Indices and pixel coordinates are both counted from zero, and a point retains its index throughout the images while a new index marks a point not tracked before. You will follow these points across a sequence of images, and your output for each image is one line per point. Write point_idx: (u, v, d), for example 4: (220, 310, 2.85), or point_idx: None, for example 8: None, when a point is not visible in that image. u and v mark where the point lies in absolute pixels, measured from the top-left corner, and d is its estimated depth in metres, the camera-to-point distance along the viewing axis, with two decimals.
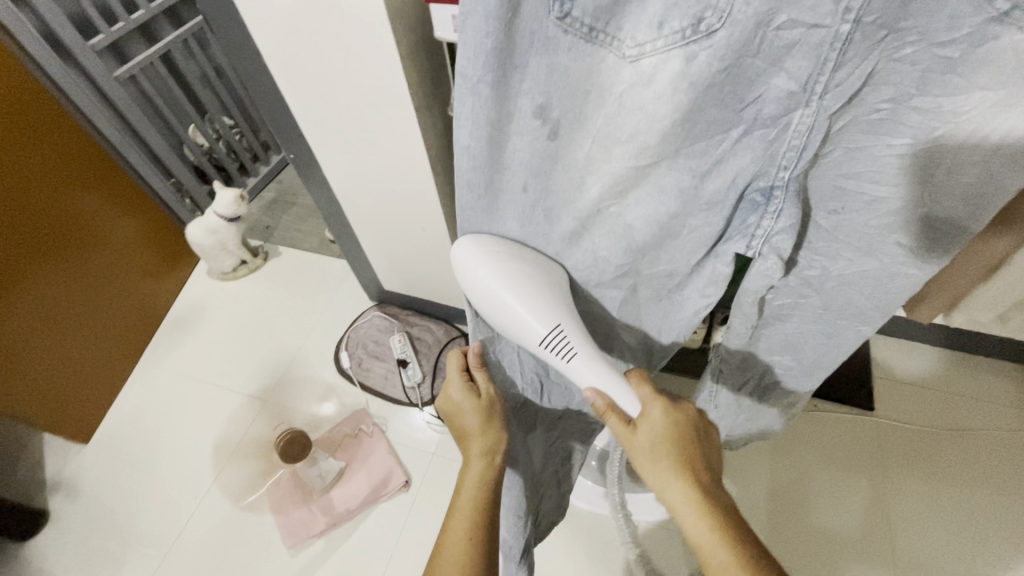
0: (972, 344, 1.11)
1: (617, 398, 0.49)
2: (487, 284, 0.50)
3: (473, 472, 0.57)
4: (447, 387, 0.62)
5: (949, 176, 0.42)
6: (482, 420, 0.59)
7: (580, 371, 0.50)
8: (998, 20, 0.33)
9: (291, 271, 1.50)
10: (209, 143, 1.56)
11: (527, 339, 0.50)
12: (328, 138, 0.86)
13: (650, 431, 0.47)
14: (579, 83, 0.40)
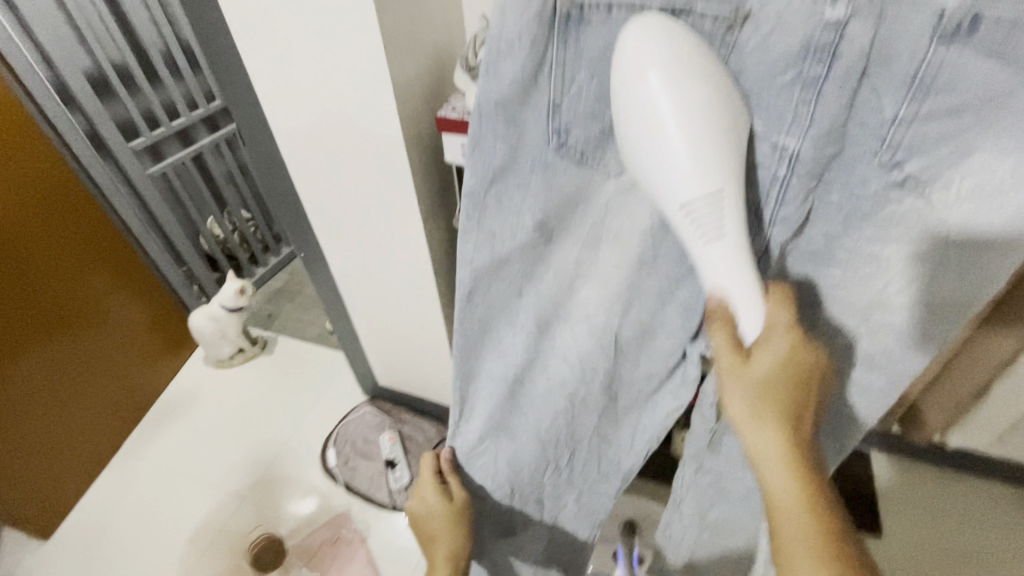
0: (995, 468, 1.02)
1: (743, 315, 0.38)
2: (652, 112, 0.33)
3: (440, 569, 0.63)
4: (420, 486, 0.65)
5: (882, 318, 0.43)
6: (451, 526, 0.64)
7: (709, 274, 0.37)
8: (898, 185, 0.35)
9: (287, 361, 1.51)
10: (224, 234, 1.65)
11: (667, 195, 0.35)
12: (335, 239, 0.92)
13: (769, 362, 0.38)
14: (565, 194, 0.42)
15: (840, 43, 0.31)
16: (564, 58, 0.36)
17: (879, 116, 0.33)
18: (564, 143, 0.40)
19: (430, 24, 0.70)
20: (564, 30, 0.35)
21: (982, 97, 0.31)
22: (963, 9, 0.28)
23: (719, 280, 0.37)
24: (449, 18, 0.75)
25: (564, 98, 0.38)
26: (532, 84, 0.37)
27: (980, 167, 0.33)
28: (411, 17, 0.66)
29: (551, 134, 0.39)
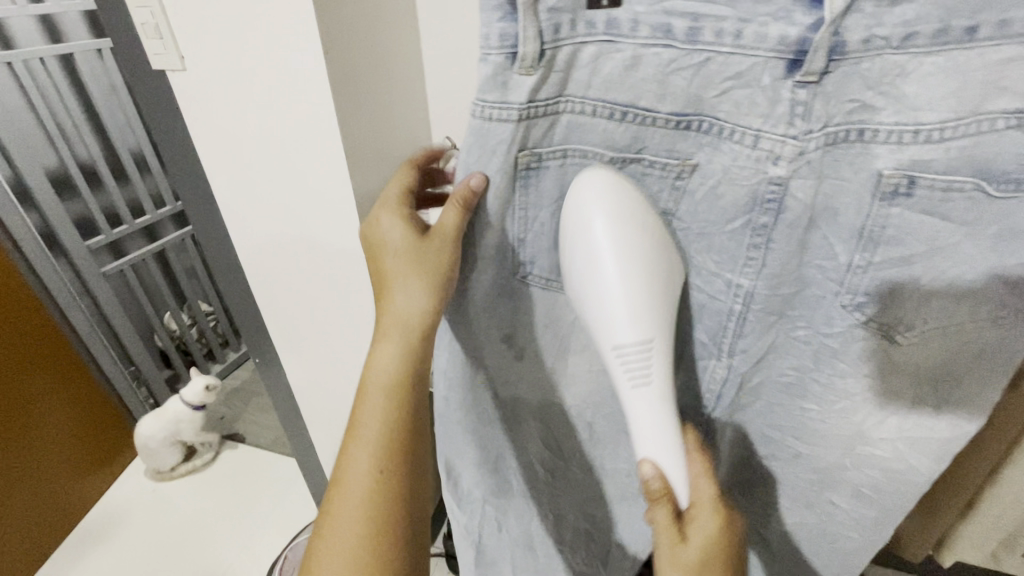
0: None
1: (672, 470, 0.36)
2: (593, 233, 0.34)
3: (388, 342, 0.43)
4: (378, 213, 0.46)
5: (867, 445, 0.41)
6: (403, 282, 0.42)
7: (638, 416, 0.36)
8: (861, 323, 0.35)
9: (236, 470, 1.38)
10: (179, 329, 1.57)
11: (604, 333, 0.35)
12: (292, 345, 0.87)
13: (700, 539, 0.36)
14: (537, 320, 0.43)
15: (783, 202, 0.32)
16: (523, 201, 0.37)
17: (835, 262, 0.34)
18: (529, 274, 0.41)
19: (399, 145, 0.71)
20: (525, 178, 0.36)
21: (924, 246, 0.32)
22: (898, 172, 0.30)
23: (651, 426, 0.36)
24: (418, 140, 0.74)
25: (527, 235, 0.39)
26: (497, 225, 0.38)
27: (936, 311, 0.34)
28: (374, 140, 0.66)
29: (515, 268, 0.41)
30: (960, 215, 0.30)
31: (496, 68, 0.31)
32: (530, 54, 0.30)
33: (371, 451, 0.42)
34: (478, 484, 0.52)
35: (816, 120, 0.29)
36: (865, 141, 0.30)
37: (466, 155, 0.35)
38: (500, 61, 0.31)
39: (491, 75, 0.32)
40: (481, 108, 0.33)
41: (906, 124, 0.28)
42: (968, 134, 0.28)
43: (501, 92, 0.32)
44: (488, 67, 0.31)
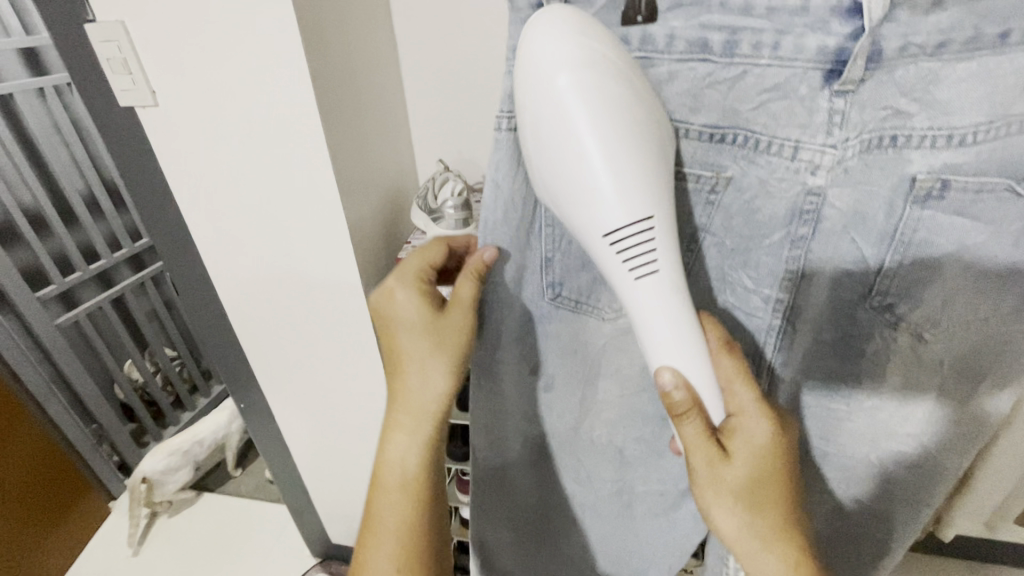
0: (984, 552, 1.01)
1: (698, 384, 0.34)
2: (569, 106, 0.29)
3: (402, 427, 0.44)
4: (392, 284, 0.44)
5: (892, 438, 0.41)
6: (419, 370, 0.43)
7: (642, 317, 0.33)
8: (893, 325, 0.36)
9: (219, 520, 1.31)
10: (144, 377, 1.47)
11: (590, 221, 0.31)
12: (282, 388, 0.84)
13: (742, 447, 0.36)
14: (565, 343, 0.44)
15: (822, 212, 0.34)
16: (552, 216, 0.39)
17: (863, 267, 0.35)
18: (558, 296, 0.42)
19: (382, 168, 0.70)
20: None
21: (953, 246, 0.33)
22: (931, 177, 0.31)
23: (659, 332, 0.33)
24: (400, 158, 0.76)
25: (557, 253, 0.40)
26: (525, 241, 0.40)
27: (962, 308, 0.35)
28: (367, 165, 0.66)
29: (546, 288, 0.42)
30: (991, 217, 0.32)
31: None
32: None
33: (395, 530, 0.45)
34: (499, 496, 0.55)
35: (852, 127, 0.32)
36: (898, 146, 0.31)
37: (495, 170, 0.37)
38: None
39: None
40: (507, 121, 0.36)
41: (939, 129, 0.30)
42: (996, 137, 0.30)
43: None
44: (515, 83, 0.34)
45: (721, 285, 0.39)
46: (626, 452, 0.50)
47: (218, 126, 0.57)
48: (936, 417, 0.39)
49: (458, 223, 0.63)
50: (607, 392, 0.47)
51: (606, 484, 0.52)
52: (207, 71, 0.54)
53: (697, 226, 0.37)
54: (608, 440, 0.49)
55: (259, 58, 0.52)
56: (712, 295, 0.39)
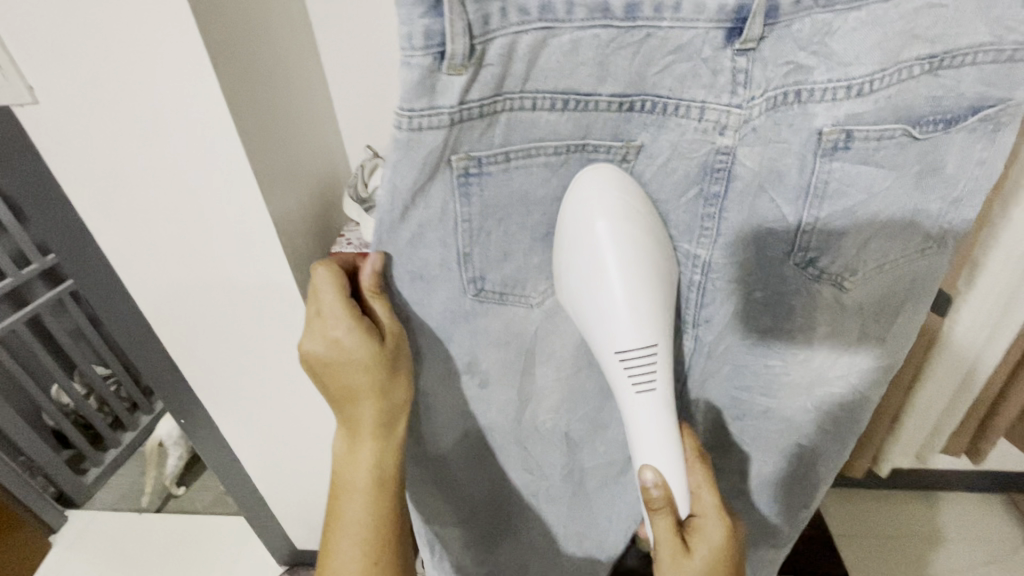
0: (915, 482, 1.10)
1: (676, 483, 0.37)
2: (596, 256, 0.34)
3: (371, 450, 0.44)
4: (328, 325, 0.39)
5: (826, 384, 0.44)
6: (380, 397, 0.42)
7: (638, 427, 0.37)
8: (816, 279, 0.38)
9: (176, 540, 1.26)
10: (74, 401, 1.37)
11: (609, 340, 0.35)
12: (223, 399, 0.80)
13: (704, 548, 0.37)
14: (497, 337, 0.43)
15: (733, 169, 0.35)
16: (466, 211, 0.36)
17: (784, 224, 0.37)
18: (481, 291, 0.40)
19: (304, 156, 0.66)
20: (464, 182, 0.35)
21: (863, 194, 0.35)
22: (836, 129, 0.32)
23: (650, 429, 0.37)
24: (325, 141, 0.72)
25: (473, 248, 0.38)
26: (427, 232, 0.37)
27: (876, 253, 0.37)
28: (287, 154, 0.62)
29: (467, 283, 0.39)
30: (893, 162, 0.33)
31: (423, 71, 0.29)
32: (459, 51, 0.29)
33: (360, 541, 0.46)
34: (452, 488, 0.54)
35: (756, 86, 0.32)
36: (803, 101, 0.32)
37: (392, 175, 0.33)
38: (427, 62, 0.29)
39: (421, 79, 0.30)
40: (408, 120, 0.31)
41: (838, 81, 0.31)
42: (890, 84, 0.31)
43: (429, 94, 0.30)
44: (414, 72, 0.29)
45: None
46: (572, 432, 0.51)
47: (112, 120, 0.52)
48: (862, 361, 0.43)
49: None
50: (545, 372, 0.47)
51: (556, 460, 0.53)
52: (90, 60, 0.48)
53: None
54: (555, 422, 0.50)
55: (152, 44, 0.47)
56: None
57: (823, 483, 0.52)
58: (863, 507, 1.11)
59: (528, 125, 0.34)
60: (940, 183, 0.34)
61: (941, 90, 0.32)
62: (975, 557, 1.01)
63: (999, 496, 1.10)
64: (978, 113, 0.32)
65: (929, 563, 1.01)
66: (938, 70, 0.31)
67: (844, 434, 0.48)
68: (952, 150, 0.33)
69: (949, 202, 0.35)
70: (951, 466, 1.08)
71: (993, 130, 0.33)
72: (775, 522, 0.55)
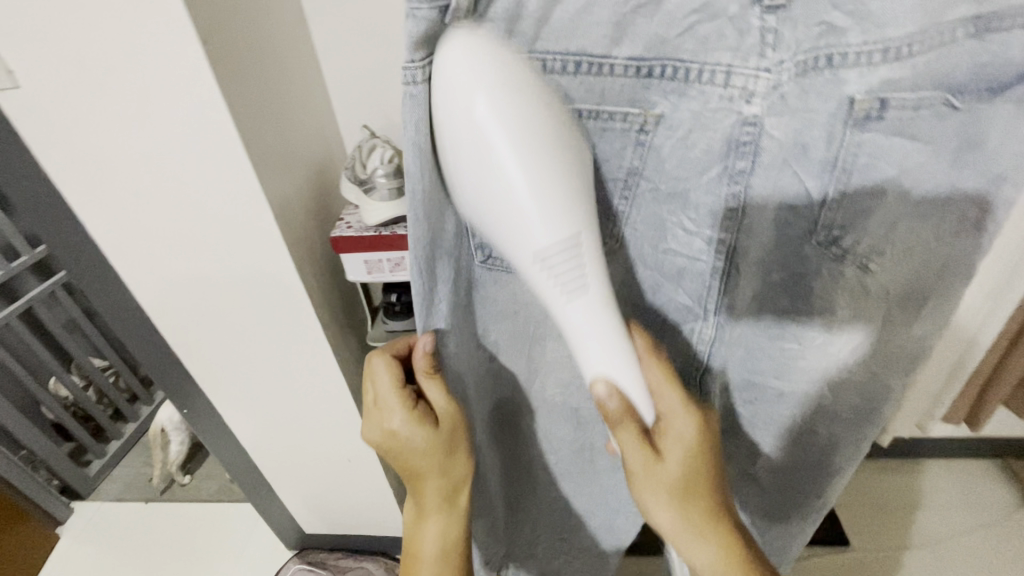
0: (914, 449, 1.12)
1: (633, 396, 0.35)
2: (481, 127, 0.27)
3: (434, 524, 0.47)
4: (386, 416, 0.42)
5: (841, 367, 0.43)
6: (437, 476, 0.44)
7: (575, 333, 0.33)
8: (839, 259, 0.37)
9: (184, 527, 1.27)
10: (73, 394, 1.36)
11: (524, 245, 0.29)
12: (228, 387, 0.79)
13: (676, 447, 0.38)
14: (504, 308, 0.42)
15: (760, 142, 0.34)
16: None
17: (808, 200, 0.36)
18: (490, 257, 0.39)
19: (301, 136, 0.64)
20: None
21: (892, 170, 0.33)
22: (869, 97, 0.31)
23: (591, 336, 0.32)
24: (318, 121, 0.69)
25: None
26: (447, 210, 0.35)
27: (903, 235, 0.36)
28: (279, 135, 0.59)
29: (477, 249, 0.39)
30: (928, 135, 0.32)
31: (430, 25, 0.27)
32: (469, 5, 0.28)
33: None
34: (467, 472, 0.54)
35: (786, 48, 0.31)
36: (834, 67, 0.31)
37: (413, 134, 0.30)
38: (433, 16, 0.27)
39: (428, 34, 0.27)
40: (413, 73, 0.28)
41: (873, 44, 0.30)
42: (930, 49, 0.30)
43: (434, 50, 0.28)
44: (421, 25, 0.27)
45: (659, 229, 0.39)
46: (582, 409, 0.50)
47: (100, 105, 0.50)
48: (873, 341, 0.41)
49: (390, 192, 0.58)
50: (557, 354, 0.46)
51: (568, 438, 0.52)
52: (74, 41, 0.46)
53: (631, 169, 0.36)
54: (566, 401, 0.49)
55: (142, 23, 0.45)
56: (654, 243, 0.40)
57: (842, 472, 0.51)
58: (862, 475, 1.12)
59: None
60: (978, 159, 0.32)
61: (987, 55, 0.29)
62: (973, 519, 1.04)
63: (996, 463, 1.12)
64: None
65: (929, 526, 1.03)
66: (986, 35, 0.29)
67: (864, 423, 0.47)
68: (994, 125, 0.31)
69: (988, 177, 0.33)
70: (948, 434, 1.09)
71: None
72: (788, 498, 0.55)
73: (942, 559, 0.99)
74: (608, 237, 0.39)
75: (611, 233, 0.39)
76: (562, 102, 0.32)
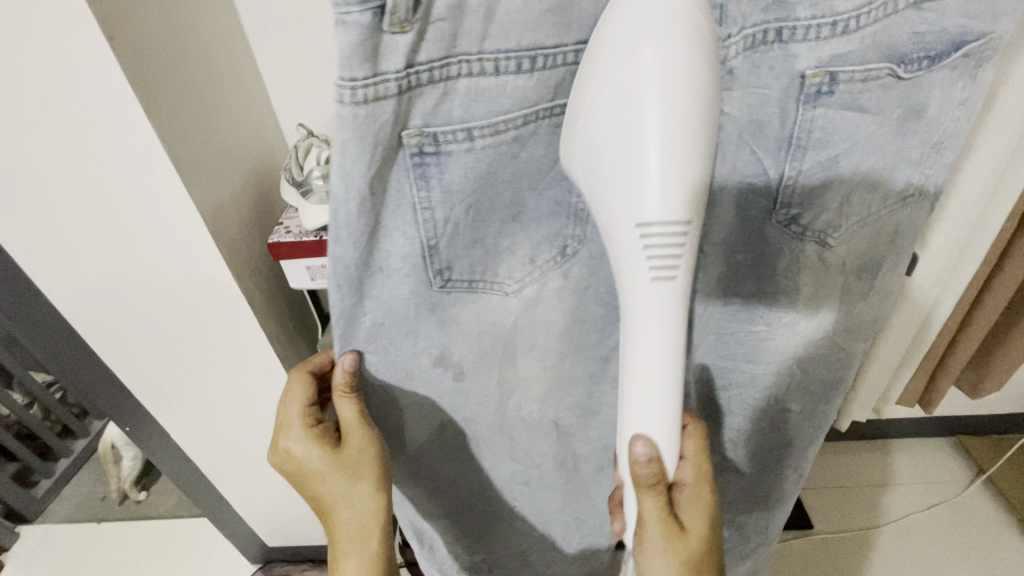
0: (878, 429, 1.15)
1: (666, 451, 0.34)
2: (628, 80, 0.27)
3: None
4: (286, 436, 0.43)
5: (808, 346, 0.42)
6: (376, 522, 0.43)
7: (642, 334, 0.31)
8: (800, 237, 0.36)
9: (140, 550, 1.20)
10: (15, 415, 1.27)
11: (628, 206, 0.28)
12: (174, 403, 0.74)
13: (693, 520, 0.37)
14: (469, 330, 0.39)
15: (713, 121, 0.32)
16: (425, 195, 0.33)
17: (765, 179, 0.34)
18: (449, 280, 0.37)
19: (241, 147, 0.61)
20: (419, 163, 0.32)
21: (846, 144, 0.32)
22: (819, 71, 0.30)
23: (650, 331, 0.31)
24: (254, 116, 0.65)
25: (440, 239, 0.35)
26: (393, 224, 0.33)
27: (858, 207, 0.35)
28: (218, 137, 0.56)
29: (434, 274, 0.36)
30: (877, 106, 0.31)
31: (362, 32, 0.26)
32: (400, 5, 0.26)
33: None
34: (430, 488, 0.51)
35: (734, 22, 0.29)
36: (784, 41, 0.29)
37: (341, 158, 0.29)
38: (365, 21, 0.26)
39: (361, 41, 0.26)
40: (349, 90, 0.27)
41: (822, 17, 0.28)
42: (877, 19, 0.28)
43: (371, 62, 0.27)
44: (351, 33, 0.26)
45: None
46: (557, 418, 0.47)
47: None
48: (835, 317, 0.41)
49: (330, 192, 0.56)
50: (528, 366, 0.43)
51: (546, 449, 0.49)
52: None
53: None
54: (544, 416, 0.46)
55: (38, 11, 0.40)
56: None
57: (812, 443, 0.51)
58: (829, 459, 1.14)
59: (493, 94, 0.31)
60: (922, 128, 0.32)
61: (925, 26, 0.29)
62: (934, 495, 1.07)
63: (951, 442, 1.15)
64: (960, 49, 0.30)
65: (895, 505, 1.06)
66: (922, 3, 0.29)
67: (829, 395, 0.47)
68: (933, 91, 0.31)
69: (931, 145, 0.33)
70: (907, 415, 1.12)
71: (976, 68, 0.31)
72: (760, 485, 0.54)
73: (906, 536, 1.01)
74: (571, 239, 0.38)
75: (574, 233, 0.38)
76: (514, 99, 0.31)
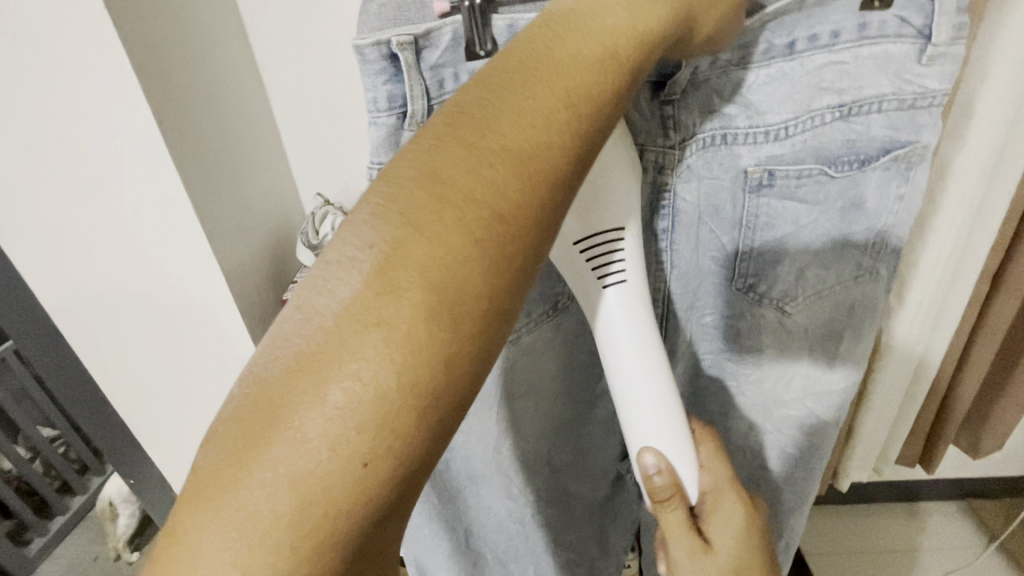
0: (883, 494, 1.13)
1: (681, 467, 0.36)
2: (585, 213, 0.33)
3: (344, 288, 0.20)
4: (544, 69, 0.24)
5: (783, 407, 0.47)
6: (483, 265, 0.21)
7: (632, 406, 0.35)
8: (758, 302, 0.40)
9: None
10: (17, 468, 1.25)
11: (580, 231, 0.33)
12: (180, 452, 0.75)
13: (724, 530, 0.38)
14: None
15: (676, 205, 0.37)
16: None
17: (724, 251, 0.39)
18: None
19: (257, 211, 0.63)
20: None
21: (790, 227, 0.38)
22: (758, 168, 0.36)
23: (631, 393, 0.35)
24: (273, 183, 0.67)
25: None
26: None
27: (813, 280, 0.40)
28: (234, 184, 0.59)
29: None
30: (815, 197, 0.36)
31: (388, 129, 0.33)
32: (419, 110, 0.32)
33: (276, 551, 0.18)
34: (430, 532, 0.52)
35: (685, 129, 0.35)
36: (728, 143, 0.35)
37: None
38: (391, 122, 0.33)
39: (387, 136, 0.33)
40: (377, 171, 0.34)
41: (757, 127, 0.35)
42: (805, 129, 0.35)
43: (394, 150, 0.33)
44: (380, 130, 0.33)
45: None
46: (554, 461, 0.50)
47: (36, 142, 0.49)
48: (809, 380, 0.45)
49: None
50: (524, 412, 0.46)
51: (541, 492, 0.51)
52: (24, 65, 0.45)
53: None
54: (539, 454, 0.49)
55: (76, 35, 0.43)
56: None
57: (800, 509, 0.54)
58: (835, 523, 1.12)
59: None
60: (864, 217, 0.38)
61: (853, 135, 0.35)
62: (940, 563, 1.05)
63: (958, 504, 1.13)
64: (890, 154, 0.35)
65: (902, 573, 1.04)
66: (849, 117, 0.35)
67: (811, 455, 0.50)
68: (869, 186, 0.36)
69: (875, 231, 0.38)
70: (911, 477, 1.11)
71: (907, 169, 0.36)
72: None
73: None
74: (562, 296, 0.42)
75: (565, 292, 0.42)
76: None
